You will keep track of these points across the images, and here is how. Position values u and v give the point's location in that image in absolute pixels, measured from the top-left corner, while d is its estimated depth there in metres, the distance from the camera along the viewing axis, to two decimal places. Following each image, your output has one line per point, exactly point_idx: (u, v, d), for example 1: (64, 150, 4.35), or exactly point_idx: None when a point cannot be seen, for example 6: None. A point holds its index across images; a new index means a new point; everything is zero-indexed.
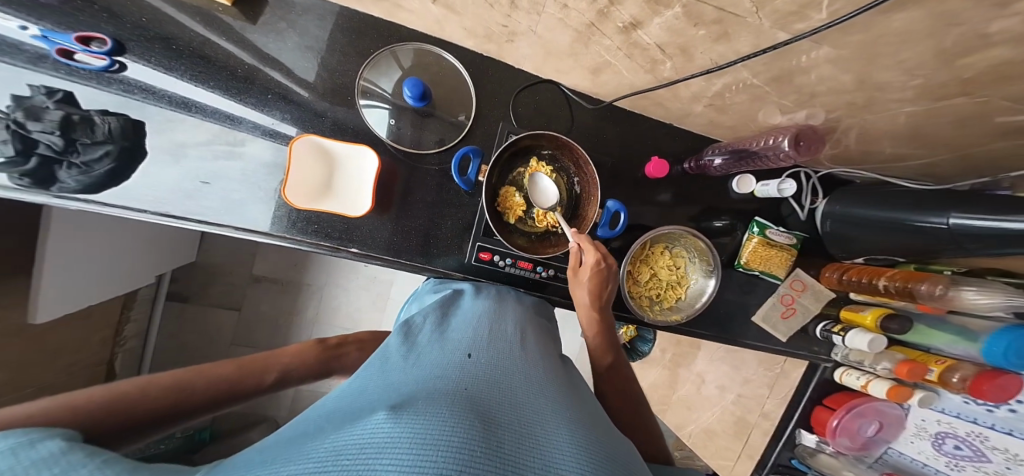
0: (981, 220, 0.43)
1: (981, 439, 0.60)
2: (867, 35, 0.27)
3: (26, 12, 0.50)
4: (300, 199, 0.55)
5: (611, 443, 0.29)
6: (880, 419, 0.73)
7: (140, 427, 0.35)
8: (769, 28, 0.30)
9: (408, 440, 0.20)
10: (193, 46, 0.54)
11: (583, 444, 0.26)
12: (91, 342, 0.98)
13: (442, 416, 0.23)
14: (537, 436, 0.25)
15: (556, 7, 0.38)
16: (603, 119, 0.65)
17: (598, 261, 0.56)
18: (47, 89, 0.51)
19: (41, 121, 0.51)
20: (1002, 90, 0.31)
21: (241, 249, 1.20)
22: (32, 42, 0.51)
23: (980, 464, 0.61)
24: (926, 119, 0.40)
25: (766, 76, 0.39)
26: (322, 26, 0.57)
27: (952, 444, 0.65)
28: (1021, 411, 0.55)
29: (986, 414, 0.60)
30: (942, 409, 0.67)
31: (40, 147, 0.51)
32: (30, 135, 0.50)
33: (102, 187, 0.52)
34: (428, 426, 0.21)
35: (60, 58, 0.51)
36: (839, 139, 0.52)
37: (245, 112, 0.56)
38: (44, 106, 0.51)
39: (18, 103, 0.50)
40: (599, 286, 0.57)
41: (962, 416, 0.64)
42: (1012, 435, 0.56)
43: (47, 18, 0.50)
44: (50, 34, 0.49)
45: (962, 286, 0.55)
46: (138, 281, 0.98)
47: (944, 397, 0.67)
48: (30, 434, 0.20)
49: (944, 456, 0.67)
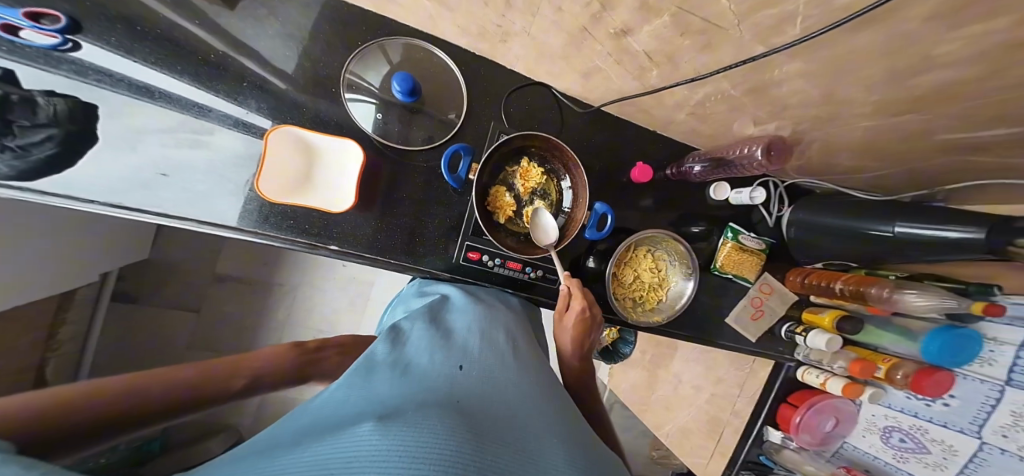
0: (922, 230, 0.49)
1: (922, 431, 0.68)
2: (833, 52, 0.30)
3: None
4: (275, 192, 0.52)
5: (599, 458, 0.30)
6: (836, 415, 0.79)
7: (91, 436, 0.31)
8: (748, 41, 0.32)
9: (405, 459, 0.19)
10: (160, 29, 0.51)
11: (575, 461, 0.27)
12: (20, 345, 0.87)
13: (438, 431, 0.23)
14: (532, 452, 0.26)
15: (550, 9, 0.39)
16: (590, 124, 0.67)
17: (582, 309, 0.57)
18: None
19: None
20: (943, 109, 0.35)
21: (203, 247, 1.12)
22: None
23: (922, 454, 0.69)
24: (877, 135, 0.45)
25: (744, 87, 0.42)
26: (306, 14, 0.55)
27: (898, 438, 0.72)
28: (954, 405, 0.63)
29: (926, 408, 0.67)
30: (888, 404, 0.74)
31: None
32: None
33: (40, 174, 0.47)
34: (424, 445, 0.21)
35: (2, 33, 0.45)
36: (803, 151, 0.56)
37: (215, 102, 0.53)
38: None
39: None
40: (583, 333, 0.59)
41: (905, 410, 0.70)
42: (948, 427, 0.64)
43: None
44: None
45: (904, 290, 0.61)
46: (76, 280, 0.88)
47: (889, 392, 0.73)
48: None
49: (891, 449, 0.74)
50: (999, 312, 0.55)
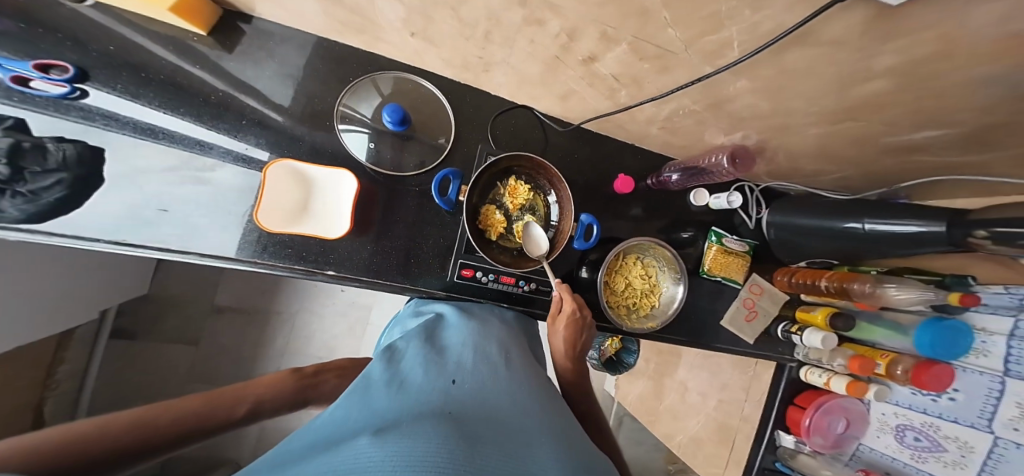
0: (888, 225, 0.52)
1: (935, 429, 0.64)
2: (773, 70, 0.34)
3: None
4: (273, 222, 0.54)
5: (591, 462, 0.31)
6: (846, 414, 0.76)
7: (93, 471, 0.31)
8: (699, 63, 0.36)
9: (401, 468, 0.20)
10: (163, 74, 0.54)
11: (568, 465, 0.28)
12: (13, 388, 0.86)
13: (432, 443, 0.24)
14: (524, 459, 0.27)
15: (524, 42, 0.43)
16: (574, 141, 0.70)
17: (574, 311, 0.60)
18: None
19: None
20: (880, 116, 0.39)
21: (202, 279, 1.12)
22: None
23: (938, 453, 0.64)
24: (832, 140, 0.48)
25: (704, 103, 0.45)
26: (300, 54, 0.59)
27: (913, 436, 0.68)
28: (959, 399, 0.61)
29: (933, 403, 0.65)
30: (896, 401, 0.72)
31: None
32: None
33: (49, 217, 0.49)
34: (418, 454, 0.22)
35: (14, 85, 0.48)
36: (772, 157, 0.60)
37: (218, 139, 0.56)
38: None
39: None
40: (576, 334, 0.61)
41: (914, 407, 0.68)
42: (958, 422, 0.61)
43: (6, 46, 0.49)
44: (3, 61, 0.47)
45: (885, 284, 0.63)
46: (73, 321, 0.87)
47: (895, 389, 0.72)
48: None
49: (908, 449, 0.69)
50: (974, 301, 0.56)
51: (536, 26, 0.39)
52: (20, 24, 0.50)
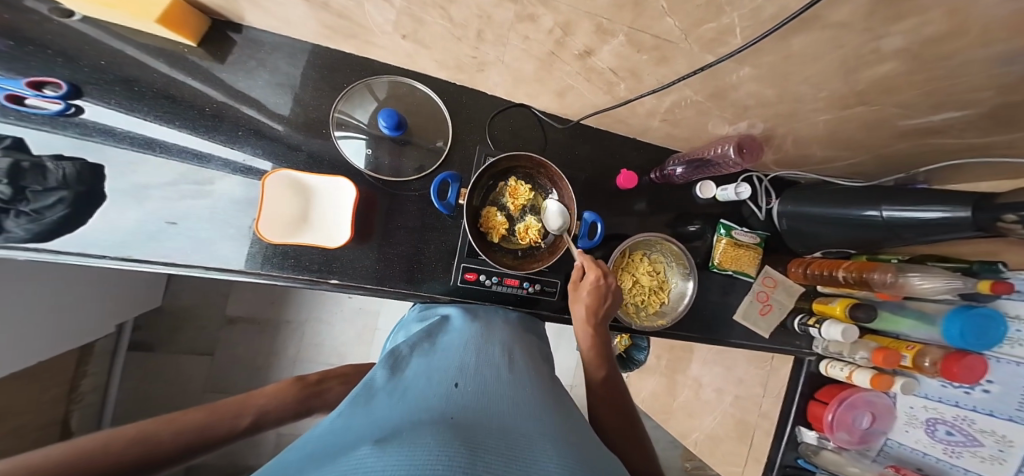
0: (911, 211, 0.49)
1: (968, 422, 0.61)
2: (777, 56, 0.33)
3: None
4: (274, 233, 0.54)
5: (596, 458, 0.30)
6: (871, 409, 0.73)
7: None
8: (698, 52, 0.35)
9: (391, 465, 0.20)
10: (157, 87, 0.55)
11: (569, 462, 0.27)
12: (41, 401, 0.89)
13: (426, 444, 0.24)
14: (523, 457, 0.26)
15: (518, 39, 0.42)
16: (572, 137, 0.69)
17: (598, 276, 0.58)
18: None
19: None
20: (891, 99, 0.37)
21: (213, 289, 1.15)
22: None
23: (974, 448, 0.60)
24: (842, 125, 0.46)
25: (705, 93, 0.44)
26: (293, 63, 0.59)
27: (944, 430, 0.65)
28: (994, 390, 0.58)
29: (965, 396, 0.62)
30: (925, 394, 0.68)
31: None
32: None
33: (53, 234, 0.50)
34: (411, 454, 0.22)
35: (8, 103, 0.49)
36: (779, 145, 0.58)
37: (215, 149, 0.57)
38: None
39: None
40: (598, 302, 0.58)
41: (944, 400, 0.65)
42: (995, 415, 0.58)
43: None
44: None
45: (908, 273, 0.60)
46: (90, 335, 0.90)
47: (923, 382, 0.68)
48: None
49: (940, 444, 0.66)
50: (1007, 289, 0.53)
51: (529, 22, 0.38)
52: (9, 42, 0.50)
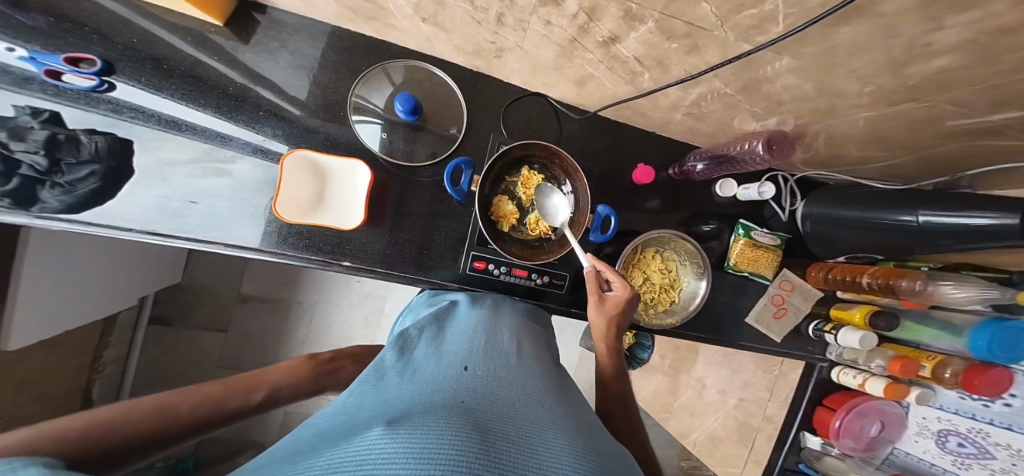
0: (949, 216, 0.46)
1: (982, 435, 0.59)
2: (820, 47, 0.30)
3: (13, 35, 0.50)
4: (291, 213, 0.55)
5: (603, 446, 0.30)
6: (881, 418, 0.72)
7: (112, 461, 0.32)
8: (734, 41, 0.33)
9: (404, 450, 0.20)
10: (183, 66, 0.55)
11: (580, 451, 0.27)
12: (67, 370, 0.94)
13: (439, 427, 0.23)
14: (535, 444, 0.26)
15: (539, 24, 0.40)
16: (590, 129, 0.67)
17: (628, 296, 0.55)
18: (32, 110, 0.51)
19: (25, 141, 0.51)
20: (943, 96, 0.34)
21: (229, 268, 1.18)
22: (16, 62, 0.51)
23: (986, 461, 0.58)
24: (881, 123, 0.43)
25: (736, 85, 0.41)
26: (314, 45, 0.59)
27: (955, 442, 0.63)
28: (1016, 404, 0.55)
29: (984, 409, 0.59)
30: (941, 406, 0.67)
31: (22, 167, 0.51)
32: (13, 155, 0.50)
33: (85, 206, 0.52)
34: (425, 439, 0.22)
35: (50, 80, 0.51)
36: (809, 144, 0.55)
37: (236, 132, 0.57)
38: (28, 126, 0.51)
39: (2, 123, 0.50)
40: (620, 316, 0.56)
41: (961, 412, 0.63)
42: (1013, 430, 0.55)
43: (36, 40, 0.51)
44: (38, 55, 0.49)
45: (939, 281, 0.57)
46: (116, 307, 0.93)
47: (942, 393, 0.66)
48: (11, 462, 0.20)
49: (950, 455, 0.64)
50: None
51: (553, 6, 0.36)
52: (50, 19, 0.51)
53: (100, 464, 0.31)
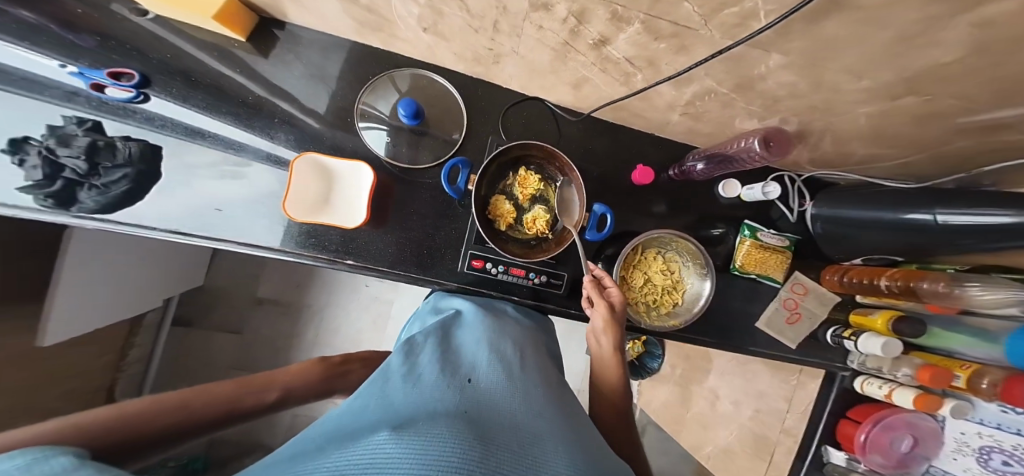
0: (967, 216, 0.44)
1: None
2: (806, 42, 0.30)
3: (64, 52, 0.55)
4: (300, 213, 0.58)
5: (603, 460, 0.31)
6: (913, 433, 0.68)
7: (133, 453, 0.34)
8: (720, 39, 0.33)
9: (408, 456, 0.21)
10: (207, 78, 0.60)
11: (580, 465, 0.27)
12: (96, 366, 1.00)
13: (442, 434, 0.24)
14: (536, 456, 0.27)
15: (532, 29, 0.41)
16: (590, 131, 0.68)
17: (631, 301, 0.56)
18: (79, 120, 0.57)
19: (71, 147, 0.56)
20: (944, 90, 0.33)
21: (247, 271, 1.24)
22: (67, 78, 0.56)
23: None
24: (885, 119, 0.42)
25: (730, 83, 0.41)
26: (325, 56, 0.62)
27: (1000, 460, 0.58)
28: None
29: None
30: (981, 420, 0.61)
31: (66, 170, 0.55)
32: (58, 160, 0.55)
33: (117, 206, 0.56)
34: (428, 446, 0.22)
35: (97, 93, 0.56)
36: (814, 142, 0.54)
37: (252, 140, 0.61)
38: (74, 133, 0.56)
39: (53, 131, 0.56)
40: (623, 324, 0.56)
41: (1004, 428, 0.58)
42: None
43: (84, 57, 0.56)
44: (86, 71, 0.55)
45: (964, 283, 0.53)
46: (145, 306, 0.99)
47: (981, 406, 0.61)
48: (46, 451, 0.21)
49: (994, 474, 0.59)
50: None
51: (543, 11, 0.37)
52: (97, 38, 0.57)
53: (122, 455, 0.33)
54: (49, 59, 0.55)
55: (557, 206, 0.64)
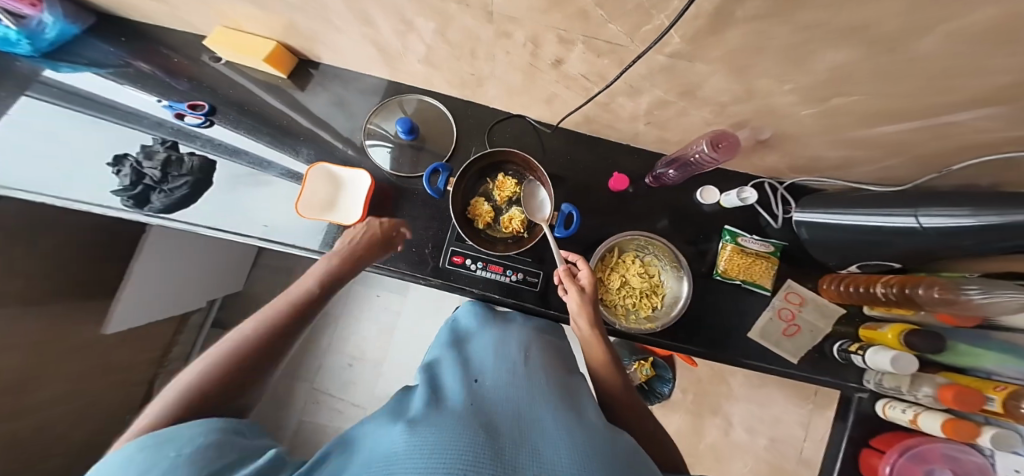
0: (948, 219, 0.41)
1: None
2: (719, 50, 0.34)
3: (160, 91, 0.72)
4: (308, 210, 0.65)
5: (606, 432, 0.33)
6: (949, 466, 0.62)
7: None
8: (648, 53, 0.38)
9: (419, 446, 0.25)
10: (256, 107, 0.72)
11: (580, 437, 0.30)
12: (139, 361, 1.09)
13: (450, 425, 0.28)
14: (537, 436, 0.30)
15: (502, 55, 0.48)
16: (571, 144, 0.73)
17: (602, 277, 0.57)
18: (163, 140, 0.70)
19: (153, 160, 0.67)
20: (865, 89, 0.35)
21: (275, 279, 1.34)
22: (158, 110, 0.71)
23: None
24: (829, 120, 0.44)
25: (675, 91, 0.45)
26: (345, 86, 0.73)
27: None
28: None
29: None
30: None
31: (146, 178, 0.66)
32: (143, 170, 0.67)
33: (179, 207, 0.66)
34: (436, 435, 0.26)
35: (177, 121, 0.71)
36: (782, 147, 0.56)
37: (278, 157, 0.70)
38: (157, 150, 0.69)
39: (144, 149, 0.69)
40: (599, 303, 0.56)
41: None
42: None
43: (174, 94, 0.72)
44: (174, 104, 0.70)
45: (965, 287, 0.50)
46: (186, 306, 1.09)
47: None
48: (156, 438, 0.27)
49: None
50: None
51: (506, 39, 0.44)
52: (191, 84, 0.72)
53: None
54: (150, 96, 0.72)
55: (529, 206, 0.68)
